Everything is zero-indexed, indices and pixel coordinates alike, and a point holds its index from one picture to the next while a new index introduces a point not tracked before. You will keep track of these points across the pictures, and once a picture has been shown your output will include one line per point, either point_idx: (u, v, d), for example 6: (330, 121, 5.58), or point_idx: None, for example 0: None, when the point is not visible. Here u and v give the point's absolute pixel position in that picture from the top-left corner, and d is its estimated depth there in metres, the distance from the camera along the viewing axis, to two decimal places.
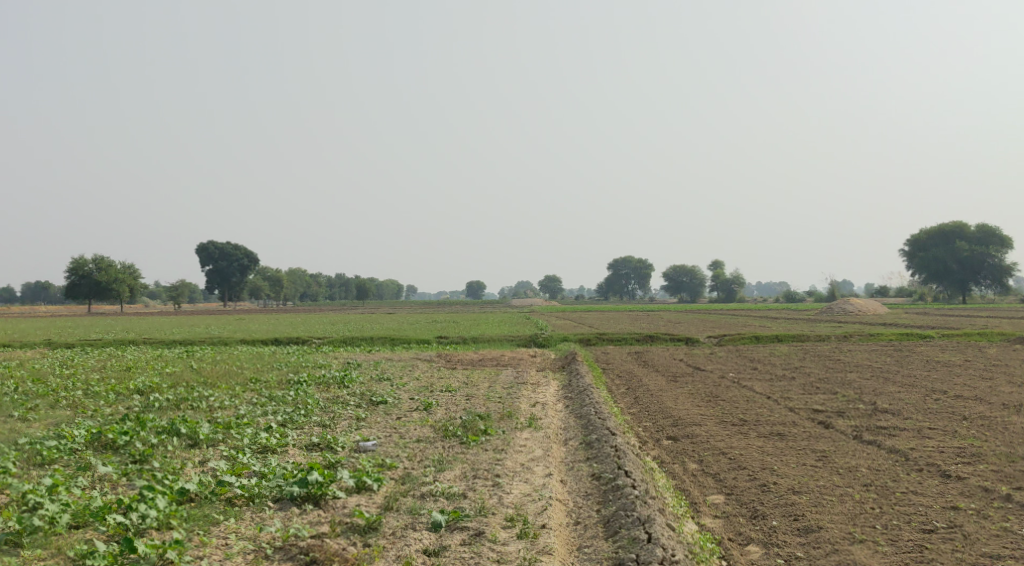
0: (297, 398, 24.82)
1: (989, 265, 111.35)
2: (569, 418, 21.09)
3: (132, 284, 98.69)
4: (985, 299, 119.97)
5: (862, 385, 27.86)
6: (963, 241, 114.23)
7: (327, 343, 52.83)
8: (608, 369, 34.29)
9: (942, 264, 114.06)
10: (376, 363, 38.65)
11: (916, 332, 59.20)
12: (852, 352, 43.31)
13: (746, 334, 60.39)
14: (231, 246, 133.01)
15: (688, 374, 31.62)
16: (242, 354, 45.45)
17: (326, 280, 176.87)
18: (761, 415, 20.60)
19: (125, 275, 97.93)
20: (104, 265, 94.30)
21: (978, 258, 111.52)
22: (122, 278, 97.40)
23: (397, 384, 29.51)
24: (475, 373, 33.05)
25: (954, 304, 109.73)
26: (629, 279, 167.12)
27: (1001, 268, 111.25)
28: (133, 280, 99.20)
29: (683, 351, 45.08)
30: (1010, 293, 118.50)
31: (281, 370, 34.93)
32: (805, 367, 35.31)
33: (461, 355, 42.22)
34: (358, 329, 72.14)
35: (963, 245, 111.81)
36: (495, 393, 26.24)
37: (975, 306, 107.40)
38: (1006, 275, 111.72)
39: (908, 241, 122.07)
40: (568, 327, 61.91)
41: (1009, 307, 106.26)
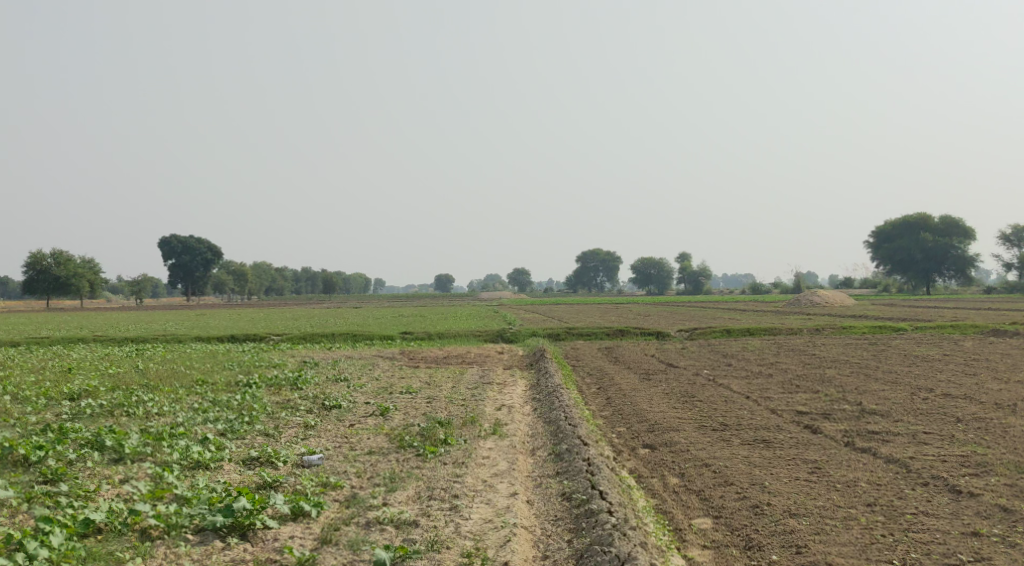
0: (243, 404, 23.10)
1: (953, 256, 111.12)
2: (538, 424, 19.50)
3: (92, 280, 96.04)
4: (949, 289, 119.88)
5: (845, 383, 26.48)
6: (927, 232, 114.02)
7: (286, 340, 50.95)
8: (578, 366, 32.74)
9: (907, 254, 113.76)
10: (335, 362, 36.84)
11: (890, 324, 58.26)
12: (828, 346, 42.11)
13: (717, 326, 59.21)
14: (194, 239, 130.63)
15: (661, 372, 30.16)
16: (197, 353, 43.50)
17: (291, 274, 174.24)
18: (743, 418, 19.12)
19: (85, 271, 95.24)
20: (62, 260, 91.60)
21: (942, 249, 111.25)
22: (82, 274, 94.72)
23: (355, 385, 27.83)
24: (438, 372, 31.37)
25: (919, 295, 109.41)
26: (597, 271, 166.07)
27: (965, 259, 111.03)
28: (93, 274, 96.55)
29: (654, 346, 43.63)
30: (974, 284, 118.45)
31: (233, 371, 33.18)
32: (781, 362, 33.99)
33: (425, 352, 40.51)
34: (322, 325, 70.22)
35: (927, 236, 111.55)
36: (458, 394, 24.60)
37: (940, 297, 107.19)
38: (970, 266, 111.53)
39: (873, 232, 121.75)
40: (536, 321, 60.39)
41: (975, 298, 106.05)
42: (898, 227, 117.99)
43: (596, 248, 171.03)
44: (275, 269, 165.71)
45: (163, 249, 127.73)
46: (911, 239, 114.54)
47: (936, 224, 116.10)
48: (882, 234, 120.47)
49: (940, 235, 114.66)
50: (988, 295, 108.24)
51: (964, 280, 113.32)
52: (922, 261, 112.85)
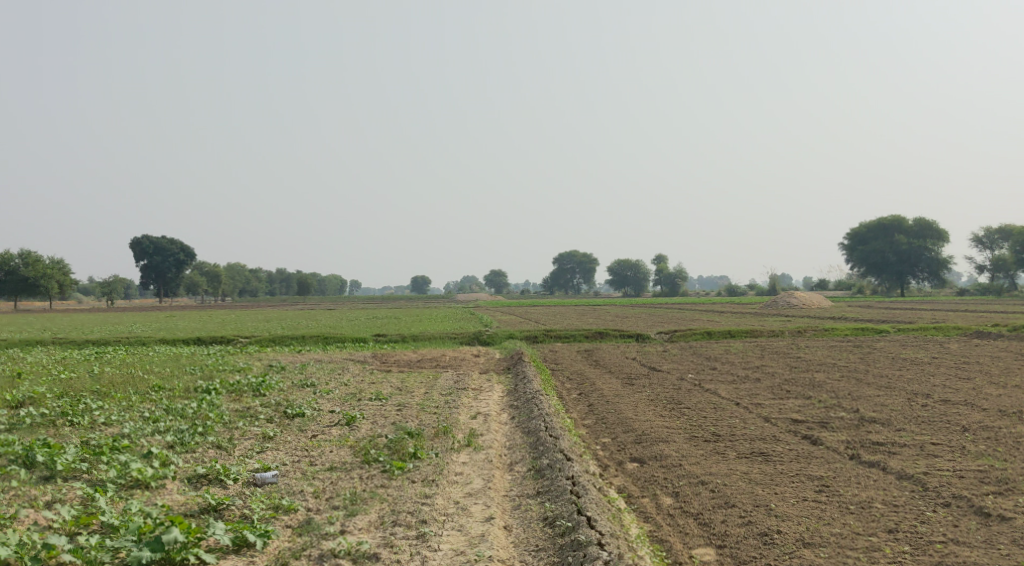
0: (200, 413, 21.53)
1: (927, 258, 110.72)
2: (518, 433, 18.11)
3: (61, 280, 93.63)
4: (923, 292, 119.47)
5: (837, 388, 25.19)
6: (902, 235, 113.58)
7: (255, 343, 49.28)
8: (557, 370, 31.31)
9: (881, 257, 113.24)
10: (303, 366, 35.15)
11: (873, 326, 57.26)
12: (813, 349, 40.89)
13: (698, 328, 57.98)
14: (166, 240, 128.50)
15: (644, 377, 28.74)
16: (161, 356, 41.85)
17: (264, 275, 171.88)
18: (737, 428, 17.80)
19: (54, 272, 92.74)
20: (31, 260, 89.16)
21: (917, 252, 110.80)
22: (51, 275, 92.35)
23: (321, 391, 26.29)
24: (410, 377, 29.79)
25: (893, 298, 108.87)
26: (574, 273, 164.97)
27: (939, 262, 110.64)
28: (63, 275, 94.17)
29: (634, 349, 42.32)
30: (948, 287, 118.13)
31: (196, 375, 31.63)
32: (767, 366, 32.68)
33: (398, 356, 38.88)
34: (293, 327, 68.49)
35: (901, 238, 111.14)
36: (431, 401, 23.10)
37: (914, 299, 106.78)
38: (944, 269, 111.09)
39: (848, 235, 121.21)
40: (513, 323, 58.91)
41: (950, 300, 105.55)
42: (872, 229, 117.51)
43: (573, 250, 169.82)
44: (249, 269, 163.40)
45: (135, 250, 125.35)
46: (886, 242, 114.08)
47: (910, 226, 115.73)
48: (857, 236, 119.93)
49: (914, 238, 114.27)
50: (962, 297, 107.94)
51: (938, 282, 113.01)
52: (896, 264, 112.37)
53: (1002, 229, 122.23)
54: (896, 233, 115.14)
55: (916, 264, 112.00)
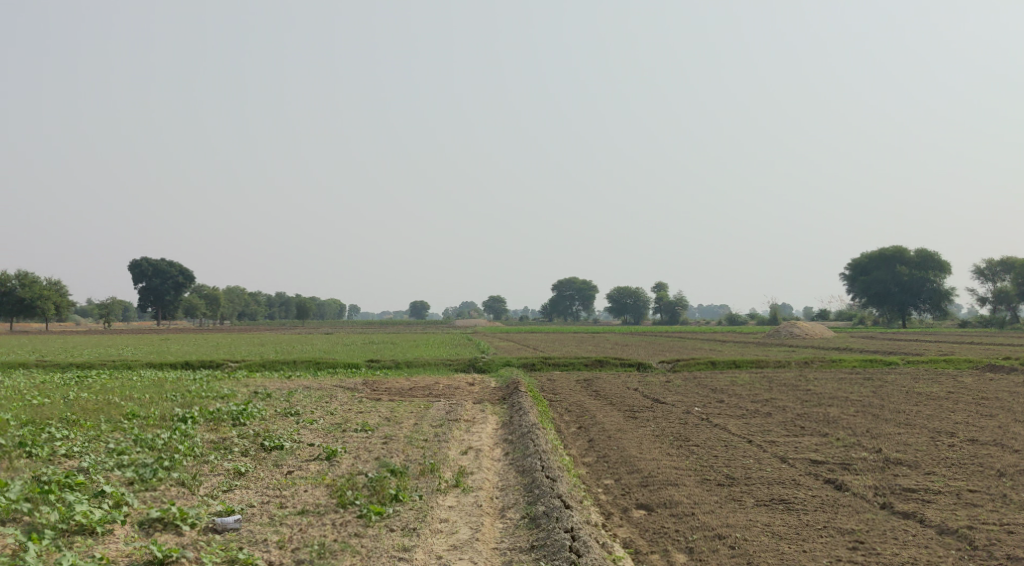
0: (169, 445, 19.99)
1: (929, 290, 109.28)
2: (512, 473, 16.61)
3: (58, 302, 92.00)
4: (924, 323, 117.95)
5: (853, 425, 23.62)
6: (904, 265, 112.15)
7: (243, 368, 47.65)
8: (554, 400, 29.73)
9: (883, 287, 111.77)
10: (290, 393, 33.56)
11: (880, 358, 55.63)
12: (821, 381, 39.31)
13: (700, 358, 56.31)
14: (165, 262, 127.21)
15: (647, 409, 27.17)
16: (145, 381, 40.28)
17: (264, 299, 170.73)
18: (753, 471, 16.31)
19: (51, 292, 91.26)
20: (28, 281, 87.54)
21: (918, 283, 109.34)
22: (48, 296, 90.73)
23: (305, 421, 24.73)
24: (400, 406, 28.25)
25: (895, 329, 107.27)
26: (574, 300, 163.63)
27: (940, 293, 109.18)
28: (60, 296, 92.57)
29: (635, 379, 40.76)
30: (949, 318, 116.57)
31: (176, 403, 30.06)
32: (775, 399, 31.07)
33: (390, 383, 37.29)
34: (286, 351, 66.87)
35: (903, 269, 109.80)
36: (420, 434, 21.57)
37: (916, 330, 105.22)
38: (946, 300, 109.60)
39: (850, 265, 119.78)
40: (511, 350, 57.36)
41: (952, 332, 103.98)
42: (874, 259, 116.07)
43: (573, 277, 168.45)
44: (247, 293, 161.89)
45: (133, 271, 124.34)
46: (887, 272, 112.61)
47: (912, 257, 114.38)
48: (859, 266, 118.46)
49: (916, 268, 112.83)
50: (964, 329, 106.45)
51: (940, 314, 111.50)
52: (897, 294, 110.94)
53: (1004, 261, 120.81)
54: (897, 263, 113.78)
55: (918, 295, 110.50)
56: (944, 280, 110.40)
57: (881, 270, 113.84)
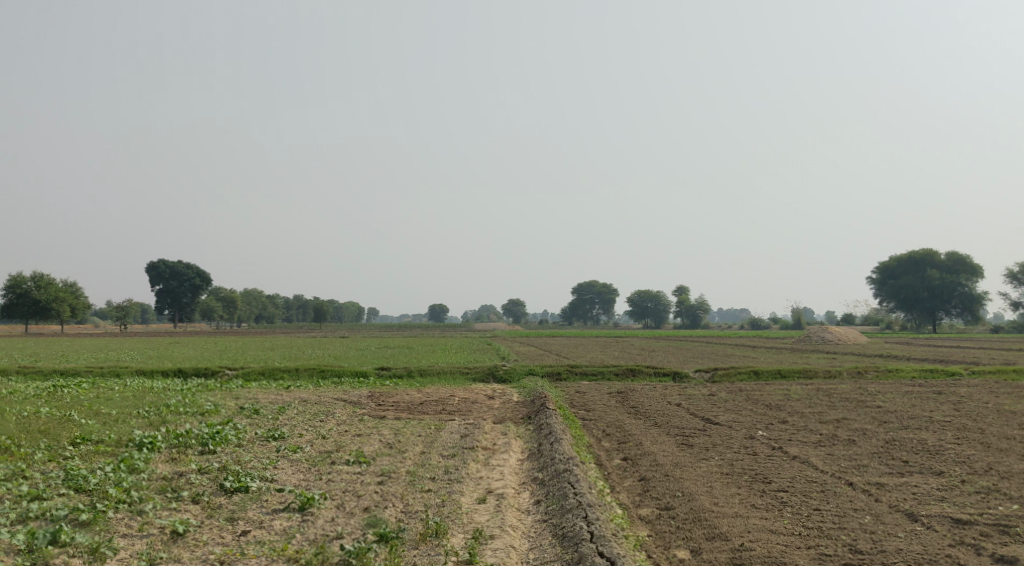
0: (102, 484, 15.59)
1: (960, 294, 103.89)
2: (558, 552, 12.26)
3: (71, 304, 87.91)
4: (954, 328, 112.56)
5: (965, 457, 18.95)
6: (934, 269, 106.80)
7: (241, 377, 43.11)
8: (588, 420, 25.16)
9: (912, 291, 106.33)
10: (281, 409, 28.94)
11: (935, 367, 50.63)
12: (887, 396, 34.44)
13: (739, 367, 51.56)
14: (182, 264, 123.36)
15: (702, 433, 22.59)
16: (129, 393, 36.06)
17: (280, 300, 166.65)
18: (890, 553, 11.78)
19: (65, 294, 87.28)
20: (44, 283, 83.40)
21: (950, 286, 103.95)
22: (63, 298, 86.69)
23: (287, 448, 20.22)
24: (407, 427, 23.78)
25: (925, 334, 101.96)
26: (594, 303, 159.01)
27: (973, 297, 103.82)
28: (75, 297, 88.51)
29: (672, 391, 36.12)
30: (981, 323, 111.06)
31: (144, 422, 25.69)
32: (847, 420, 26.33)
33: (397, 396, 32.76)
34: (293, 357, 62.45)
35: (933, 273, 104.48)
36: (426, 470, 17.10)
37: (948, 336, 99.90)
38: (978, 304, 104.18)
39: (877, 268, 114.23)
40: (532, 356, 52.74)
41: (986, 337, 98.73)
42: (903, 263, 110.53)
43: (593, 281, 163.69)
44: (264, 296, 157.78)
45: (149, 273, 120.63)
46: (916, 277, 107.11)
47: (941, 260, 109.00)
48: (886, 269, 112.87)
49: (946, 272, 107.37)
50: (998, 334, 100.95)
51: (971, 319, 106.19)
52: (927, 299, 105.55)
53: None
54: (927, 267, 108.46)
55: (948, 300, 105.08)
56: (976, 284, 104.91)
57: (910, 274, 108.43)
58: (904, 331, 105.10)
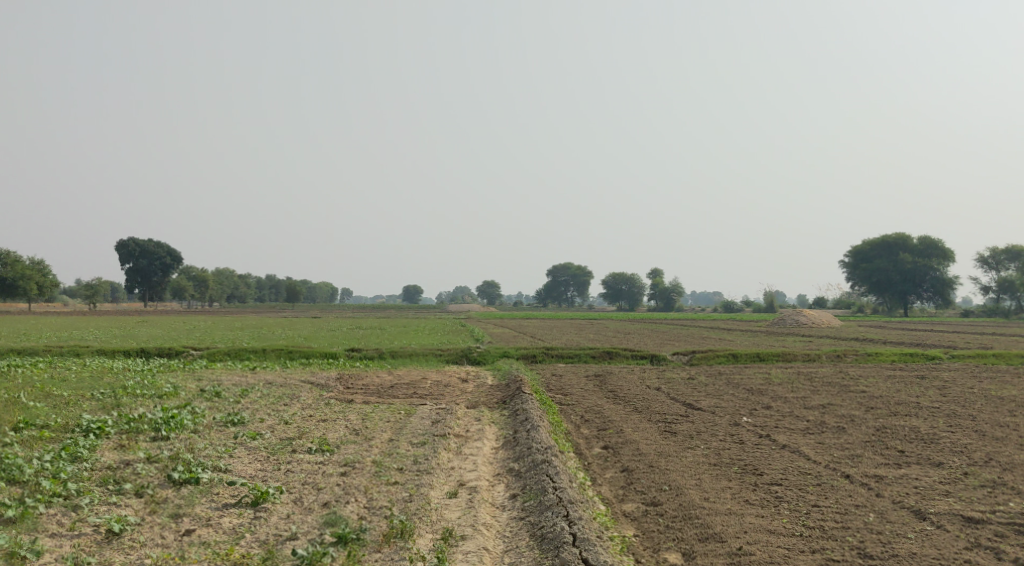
0: (37, 475, 14.33)
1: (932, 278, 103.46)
2: (537, 559, 11.28)
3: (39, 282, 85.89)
4: (926, 312, 112.17)
5: (963, 447, 17.92)
6: (906, 253, 106.32)
7: (206, 357, 41.69)
8: (566, 406, 24.06)
9: (884, 276, 105.84)
10: (243, 392, 27.60)
11: (915, 352, 49.78)
12: (870, 381, 33.53)
13: (718, 350, 50.66)
14: (153, 242, 121.27)
15: (685, 419, 21.52)
16: (86, 373, 34.60)
17: (254, 280, 164.65)
18: (899, 559, 10.98)
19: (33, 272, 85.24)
20: (11, 260, 81.18)
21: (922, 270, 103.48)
22: (30, 276, 84.56)
23: (245, 434, 18.94)
24: (375, 412, 22.56)
25: (897, 318, 101.51)
26: (568, 285, 158.11)
27: (945, 282, 103.42)
28: (42, 275, 86.36)
29: (650, 375, 35.10)
30: (953, 308, 110.69)
31: (97, 405, 24.30)
32: (834, 406, 25.30)
33: (365, 379, 31.50)
34: (262, 337, 60.97)
35: (906, 256, 104.00)
36: (393, 460, 15.90)
37: (920, 320, 99.48)
38: (950, 288, 103.77)
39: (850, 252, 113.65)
40: (507, 338, 51.56)
41: (958, 321, 98.37)
42: (876, 247, 110.01)
43: (568, 263, 162.69)
44: (237, 276, 155.61)
45: (120, 252, 118.40)
46: (889, 260, 106.60)
47: (914, 244, 108.48)
48: (859, 253, 112.33)
49: (919, 257, 106.88)
50: (970, 319, 100.69)
51: (942, 303, 105.85)
52: (899, 283, 105.10)
53: (1009, 249, 112.09)
54: (900, 251, 107.91)
55: (920, 284, 104.66)
56: (948, 268, 104.48)
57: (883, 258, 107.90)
58: (876, 315, 104.60)
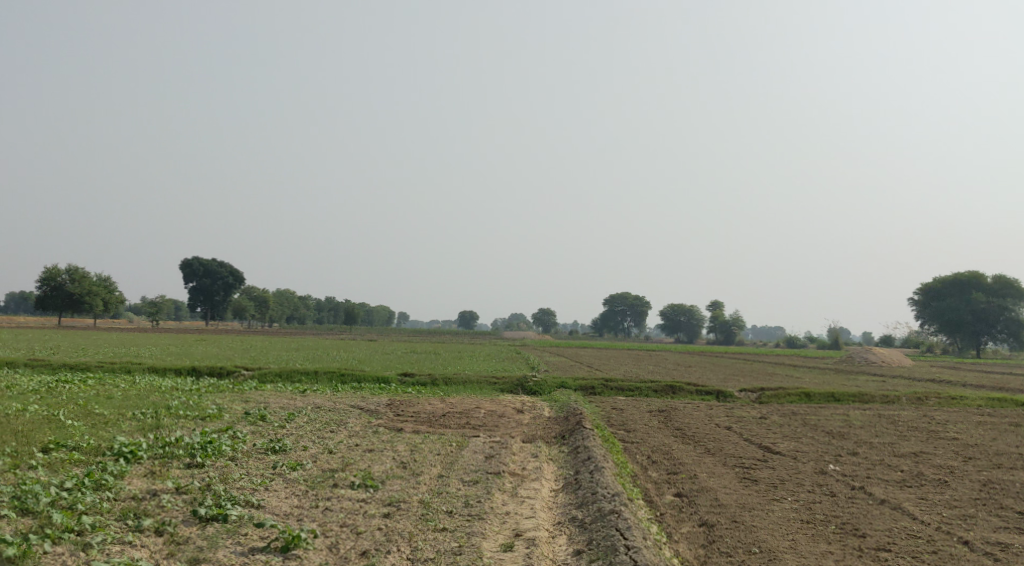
0: (51, 507, 12.92)
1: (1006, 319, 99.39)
2: None
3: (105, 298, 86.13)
4: (997, 354, 107.87)
5: None
6: (979, 292, 102.28)
7: (257, 379, 40.40)
8: (631, 445, 22.23)
9: (956, 315, 101.99)
10: (289, 416, 26.09)
11: (997, 395, 46.98)
12: (958, 426, 31.16)
13: (786, 387, 48.33)
14: (216, 262, 121.73)
15: (763, 465, 19.59)
16: (133, 391, 33.44)
17: (313, 303, 164.79)
18: None
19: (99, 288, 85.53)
20: (78, 276, 81.23)
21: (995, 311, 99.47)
22: (97, 291, 84.67)
23: (285, 465, 17.44)
24: (426, 444, 20.91)
25: (968, 359, 97.57)
26: (625, 315, 155.66)
27: (1019, 323, 99.29)
28: (108, 291, 86.46)
29: (718, 412, 33.06)
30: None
31: (135, 425, 22.95)
32: (927, 455, 23.11)
33: (418, 407, 29.91)
34: (317, 360, 59.83)
35: (979, 295, 100.13)
36: (442, 501, 14.23)
37: (992, 362, 95.44)
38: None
39: (919, 289, 109.84)
40: (565, 368, 49.72)
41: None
42: (947, 284, 106.17)
43: (626, 293, 160.27)
44: (297, 297, 155.73)
45: (184, 270, 118.95)
46: (961, 299, 102.68)
47: (988, 283, 104.44)
48: (929, 291, 108.53)
49: (992, 296, 102.87)
50: None
51: (1016, 345, 101.65)
52: (971, 323, 101.14)
53: None
54: (972, 290, 103.96)
55: (994, 325, 100.61)
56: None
57: (955, 297, 104.04)
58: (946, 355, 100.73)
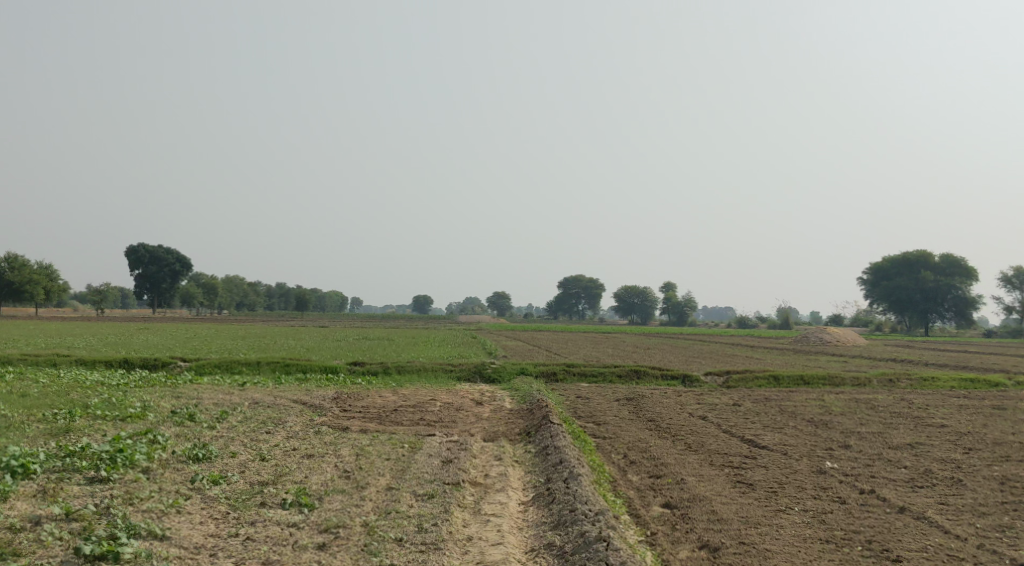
0: None
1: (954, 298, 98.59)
2: None
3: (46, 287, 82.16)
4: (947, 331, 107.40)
5: None
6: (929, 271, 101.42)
7: (196, 371, 37.44)
8: (604, 442, 19.87)
9: (906, 293, 101.04)
10: (223, 414, 23.35)
11: (966, 376, 45.47)
12: (942, 411, 29.32)
13: (752, 370, 46.53)
14: (163, 249, 117.49)
15: (753, 464, 17.39)
16: (55, 387, 30.46)
17: (264, 290, 160.64)
18: None
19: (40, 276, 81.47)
20: (17, 263, 77.07)
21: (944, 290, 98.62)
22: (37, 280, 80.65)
23: (206, 478, 14.83)
24: (374, 446, 18.39)
25: (919, 338, 96.68)
26: (579, 298, 153.69)
27: (968, 301, 98.54)
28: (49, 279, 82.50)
29: (689, 399, 30.97)
30: (976, 328, 105.76)
31: (44, 429, 20.22)
32: (925, 446, 21.09)
33: (367, 401, 27.33)
34: (263, 349, 56.92)
35: (928, 274, 99.18)
36: (390, 525, 11.86)
37: (943, 340, 94.71)
38: (974, 307, 98.85)
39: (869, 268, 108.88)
40: (523, 353, 47.34)
41: (983, 342, 93.67)
42: (897, 263, 105.23)
43: (579, 275, 158.17)
44: (247, 284, 151.49)
45: (129, 257, 114.55)
46: (910, 278, 101.74)
47: (937, 262, 103.56)
48: (879, 269, 107.55)
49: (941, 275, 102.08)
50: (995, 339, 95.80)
51: (965, 323, 101.00)
52: (921, 301, 100.27)
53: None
54: (922, 268, 103.05)
55: (943, 303, 99.81)
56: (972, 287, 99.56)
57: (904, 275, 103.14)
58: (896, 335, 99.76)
